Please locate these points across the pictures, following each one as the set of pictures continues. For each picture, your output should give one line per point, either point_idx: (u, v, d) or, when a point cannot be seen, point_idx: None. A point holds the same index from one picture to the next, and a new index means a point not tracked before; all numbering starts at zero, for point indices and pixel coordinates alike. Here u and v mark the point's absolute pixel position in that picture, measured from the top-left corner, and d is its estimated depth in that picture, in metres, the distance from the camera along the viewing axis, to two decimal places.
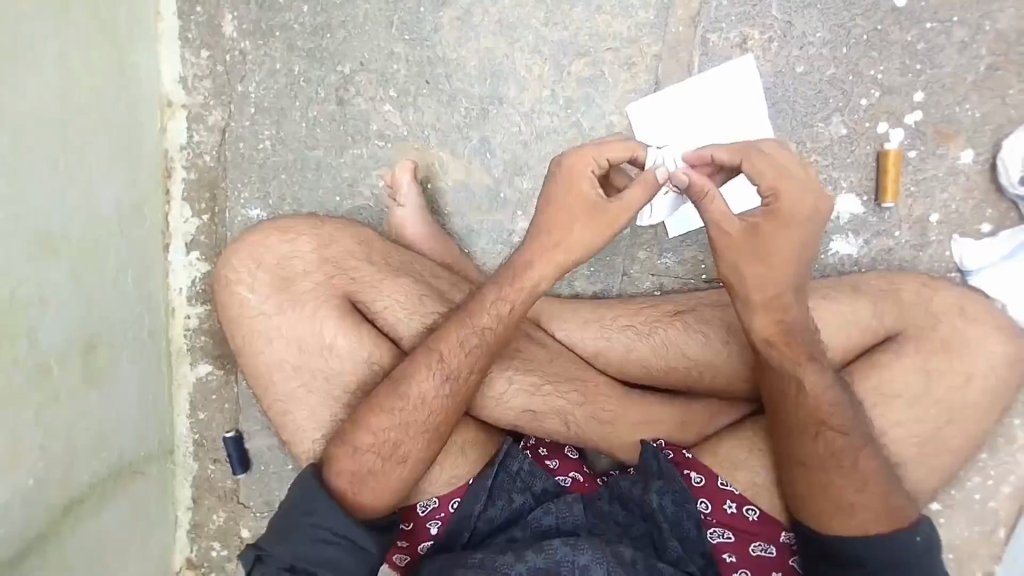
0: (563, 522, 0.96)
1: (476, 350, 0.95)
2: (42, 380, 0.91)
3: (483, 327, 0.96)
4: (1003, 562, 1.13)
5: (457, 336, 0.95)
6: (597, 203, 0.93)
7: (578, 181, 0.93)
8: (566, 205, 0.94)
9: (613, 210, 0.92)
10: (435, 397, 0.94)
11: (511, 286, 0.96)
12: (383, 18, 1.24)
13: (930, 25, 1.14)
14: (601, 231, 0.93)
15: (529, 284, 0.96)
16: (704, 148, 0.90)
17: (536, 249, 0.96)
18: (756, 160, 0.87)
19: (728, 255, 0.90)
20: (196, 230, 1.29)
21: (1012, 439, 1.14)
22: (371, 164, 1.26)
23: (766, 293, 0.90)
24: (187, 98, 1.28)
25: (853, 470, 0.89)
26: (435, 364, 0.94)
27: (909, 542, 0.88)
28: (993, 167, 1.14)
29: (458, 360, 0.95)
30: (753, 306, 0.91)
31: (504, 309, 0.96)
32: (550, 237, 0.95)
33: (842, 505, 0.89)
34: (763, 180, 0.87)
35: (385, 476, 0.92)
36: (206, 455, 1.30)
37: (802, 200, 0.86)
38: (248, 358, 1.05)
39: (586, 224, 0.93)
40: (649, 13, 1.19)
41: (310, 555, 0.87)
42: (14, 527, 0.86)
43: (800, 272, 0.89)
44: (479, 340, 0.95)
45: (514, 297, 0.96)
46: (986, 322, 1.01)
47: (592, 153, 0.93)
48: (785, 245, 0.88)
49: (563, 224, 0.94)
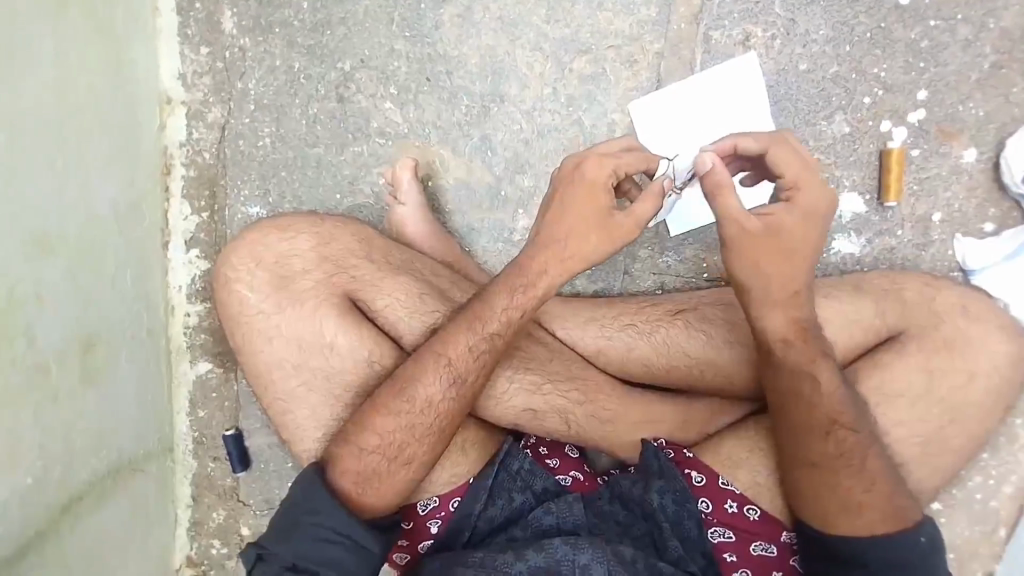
0: (563, 521, 0.96)
1: (485, 355, 0.95)
2: (41, 379, 0.91)
3: (492, 332, 0.95)
4: (1003, 562, 1.13)
5: (466, 341, 0.94)
6: (613, 215, 0.94)
7: (598, 190, 0.93)
8: (580, 212, 0.94)
9: (625, 225, 0.93)
10: (442, 400, 0.93)
11: (523, 292, 0.96)
12: (383, 14, 1.23)
13: (934, 23, 1.13)
14: (612, 243, 0.94)
15: (541, 291, 0.96)
16: (721, 141, 0.91)
17: (547, 254, 0.95)
18: (782, 151, 0.89)
19: (745, 251, 0.88)
20: (196, 227, 1.28)
21: (1014, 439, 1.13)
22: (371, 162, 1.26)
23: (780, 291, 0.89)
24: (187, 95, 1.27)
25: (862, 469, 0.89)
26: (443, 367, 0.94)
27: (913, 543, 0.87)
28: (997, 166, 1.13)
29: (466, 364, 0.94)
30: (768, 305, 0.90)
31: (514, 316, 0.96)
32: (561, 242, 0.95)
33: (850, 504, 0.88)
34: (787, 173, 0.89)
35: (389, 477, 0.92)
36: (206, 453, 1.29)
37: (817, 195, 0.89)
38: (248, 357, 1.05)
39: (600, 236, 0.94)
40: (651, 10, 1.18)
41: (311, 554, 0.86)
42: (14, 527, 0.86)
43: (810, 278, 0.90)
44: (489, 346, 0.95)
45: (525, 303, 0.96)
46: (988, 322, 1.01)
47: (608, 162, 0.94)
48: (802, 242, 0.88)
49: (579, 232, 0.94)
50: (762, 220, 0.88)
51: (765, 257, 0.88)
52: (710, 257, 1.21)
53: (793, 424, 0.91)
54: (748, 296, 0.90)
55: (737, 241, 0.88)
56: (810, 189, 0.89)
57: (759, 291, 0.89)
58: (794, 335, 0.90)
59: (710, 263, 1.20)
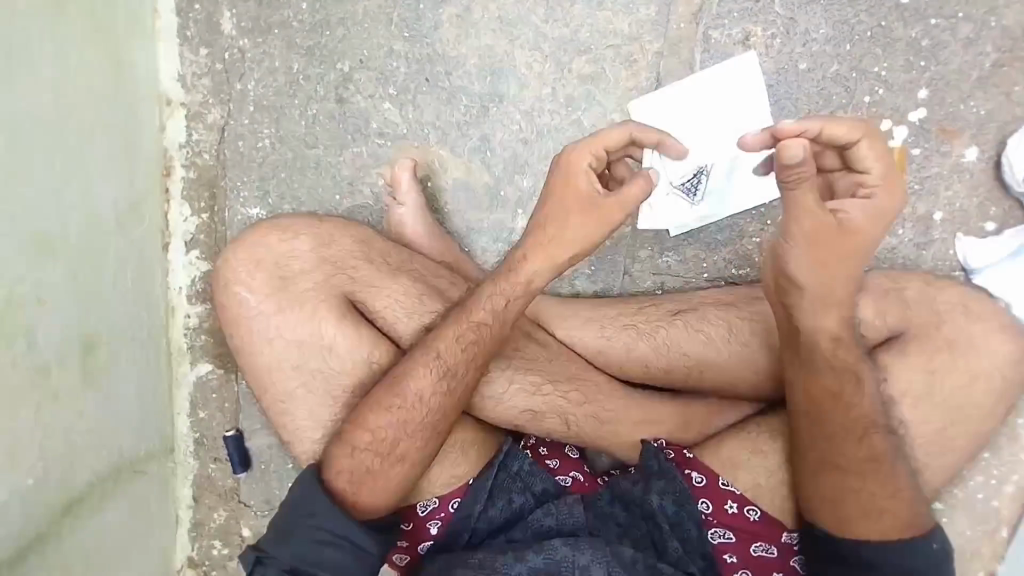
0: (564, 523, 0.97)
1: (473, 347, 0.94)
2: (41, 379, 0.91)
3: (479, 323, 0.95)
4: (1004, 562, 1.13)
5: (453, 332, 0.95)
6: (595, 199, 0.92)
7: (578, 177, 0.92)
8: (562, 199, 0.93)
9: (609, 206, 0.91)
10: (433, 395, 0.93)
11: (508, 280, 0.95)
12: (382, 15, 1.23)
13: (935, 22, 1.12)
14: (598, 227, 0.92)
15: (525, 277, 0.95)
16: (810, 120, 0.83)
17: (530, 243, 0.95)
18: (872, 146, 0.83)
19: (808, 247, 0.82)
20: (196, 229, 1.29)
21: (1017, 439, 1.13)
22: (371, 163, 1.26)
23: (820, 292, 0.85)
24: (186, 96, 1.27)
25: (880, 472, 0.89)
26: (432, 361, 0.94)
27: (926, 550, 0.87)
28: (998, 164, 1.12)
29: (455, 356, 0.94)
30: (806, 312, 0.87)
31: (499, 304, 0.95)
32: (542, 232, 0.94)
33: (863, 508, 0.88)
34: (875, 172, 0.84)
35: (383, 476, 0.92)
36: (206, 454, 1.30)
37: (888, 197, 0.83)
38: (248, 358, 1.05)
39: (583, 218, 0.92)
40: (650, 9, 1.18)
41: (308, 556, 0.86)
42: (14, 528, 0.86)
43: (858, 272, 0.85)
44: (476, 336, 0.95)
45: (509, 290, 0.95)
46: (991, 322, 1.01)
47: (585, 149, 0.92)
48: (852, 241, 0.83)
49: (559, 217, 0.93)
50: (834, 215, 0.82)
51: (820, 254, 0.83)
52: (711, 257, 1.20)
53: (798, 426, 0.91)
54: (791, 304, 0.88)
55: (805, 232, 0.82)
56: (896, 191, 0.83)
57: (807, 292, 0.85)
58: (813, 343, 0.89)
59: (711, 264, 1.20)
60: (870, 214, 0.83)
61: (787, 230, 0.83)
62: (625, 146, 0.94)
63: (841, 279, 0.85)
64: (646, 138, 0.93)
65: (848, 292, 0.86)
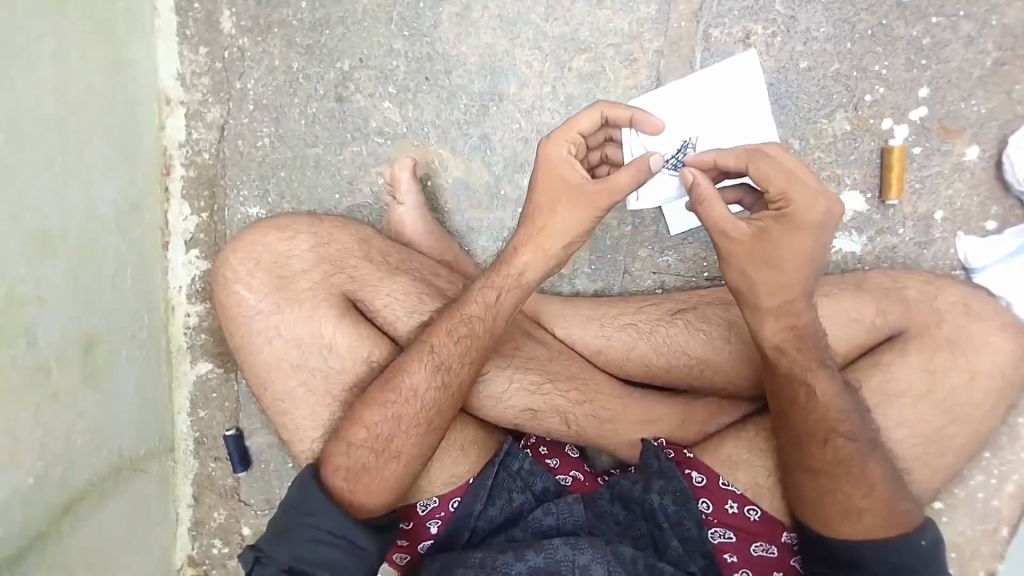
0: (564, 522, 0.96)
1: (465, 340, 0.94)
2: (41, 379, 0.91)
3: (471, 316, 0.95)
4: (1005, 562, 1.13)
5: (446, 326, 0.95)
6: (581, 186, 0.92)
7: (559, 167, 0.94)
8: (547, 189, 0.94)
9: (597, 192, 0.91)
10: (427, 389, 0.93)
11: (499, 274, 0.96)
12: (383, 13, 1.23)
13: (936, 20, 1.12)
14: (586, 212, 0.92)
15: (517, 272, 0.95)
16: (703, 153, 0.90)
17: (523, 237, 0.95)
18: (761, 166, 0.85)
19: (745, 258, 0.86)
20: (195, 227, 1.28)
21: (1017, 438, 1.13)
22: (371, 162, 1.26)
23: (769, 299, 0.87)
24: (186, 95, 1.27)
25: (879, 475, 0.88)
26: (426, 355, 0.94)
27: (915, 546, 0.87)
28: (999, 163, 1.12)
29: (448, 350, 0.94)
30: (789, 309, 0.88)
31: (491, 297, 0.95)
32: (532, 224, 0.95)
33: (857, 512, 0.87)
34: (772, 186, 0.84)
35: (379, 473, 0.92)
36: (206, 454, 1.30)
37: (814, 205, 0.83)
38: (248, 357, 1.05)
39: (568, 204, 0.93)
40: (650, 8, 1.17)
41: (307, 555, 0.86)
42: (15, 528, 0.85)
43: (810, 276, 0.87)
44: (469, 330, 0.95)
45: (502, 284, 0.95)
46: (993, 321, 1.00)
47: (562, 137, 0.94)
48: (794, 247, 0.84)
49: (546, 206, 0.94)
50: (751, 225, 0.86)
51: (759, 266, 0.86)
52: (711, 256, 1.20)
53: (804, 432, 0.90)
54: (744, 305, 0.90)
55: (738, 246, 0.86)
56: (804, 201, 0.83)
57: (757, 294, 0.88)
58: (790, 341, 0.89)
59: (711, 263, 1.20)
60: (778, 223, 0.85)
61: (726, 256, 0.88)
62: (599, 127, 0.96)
63: (788, 281, 0.86)
64: (618, 116, 0.95)
65: (804, 293, 0.88)
